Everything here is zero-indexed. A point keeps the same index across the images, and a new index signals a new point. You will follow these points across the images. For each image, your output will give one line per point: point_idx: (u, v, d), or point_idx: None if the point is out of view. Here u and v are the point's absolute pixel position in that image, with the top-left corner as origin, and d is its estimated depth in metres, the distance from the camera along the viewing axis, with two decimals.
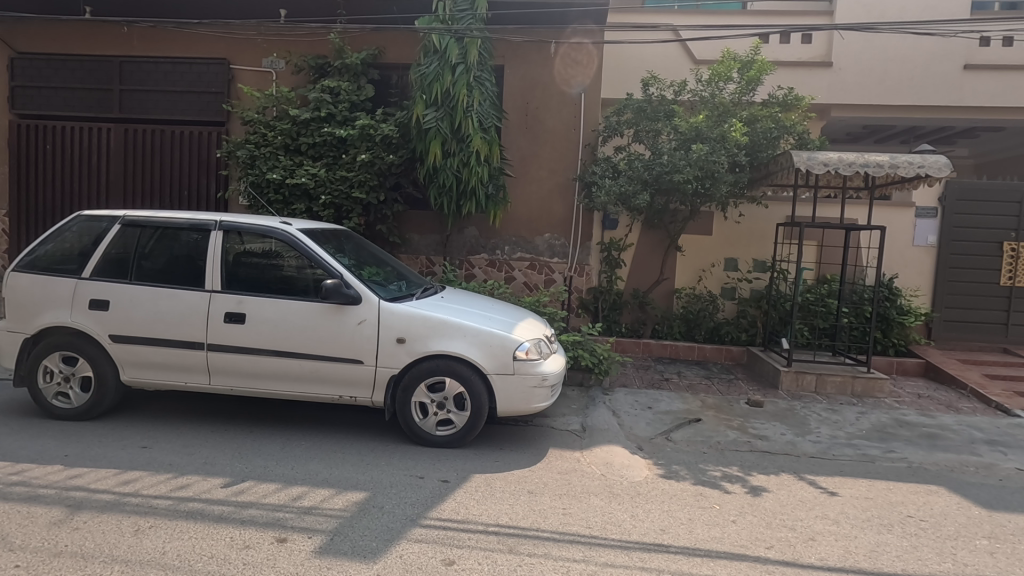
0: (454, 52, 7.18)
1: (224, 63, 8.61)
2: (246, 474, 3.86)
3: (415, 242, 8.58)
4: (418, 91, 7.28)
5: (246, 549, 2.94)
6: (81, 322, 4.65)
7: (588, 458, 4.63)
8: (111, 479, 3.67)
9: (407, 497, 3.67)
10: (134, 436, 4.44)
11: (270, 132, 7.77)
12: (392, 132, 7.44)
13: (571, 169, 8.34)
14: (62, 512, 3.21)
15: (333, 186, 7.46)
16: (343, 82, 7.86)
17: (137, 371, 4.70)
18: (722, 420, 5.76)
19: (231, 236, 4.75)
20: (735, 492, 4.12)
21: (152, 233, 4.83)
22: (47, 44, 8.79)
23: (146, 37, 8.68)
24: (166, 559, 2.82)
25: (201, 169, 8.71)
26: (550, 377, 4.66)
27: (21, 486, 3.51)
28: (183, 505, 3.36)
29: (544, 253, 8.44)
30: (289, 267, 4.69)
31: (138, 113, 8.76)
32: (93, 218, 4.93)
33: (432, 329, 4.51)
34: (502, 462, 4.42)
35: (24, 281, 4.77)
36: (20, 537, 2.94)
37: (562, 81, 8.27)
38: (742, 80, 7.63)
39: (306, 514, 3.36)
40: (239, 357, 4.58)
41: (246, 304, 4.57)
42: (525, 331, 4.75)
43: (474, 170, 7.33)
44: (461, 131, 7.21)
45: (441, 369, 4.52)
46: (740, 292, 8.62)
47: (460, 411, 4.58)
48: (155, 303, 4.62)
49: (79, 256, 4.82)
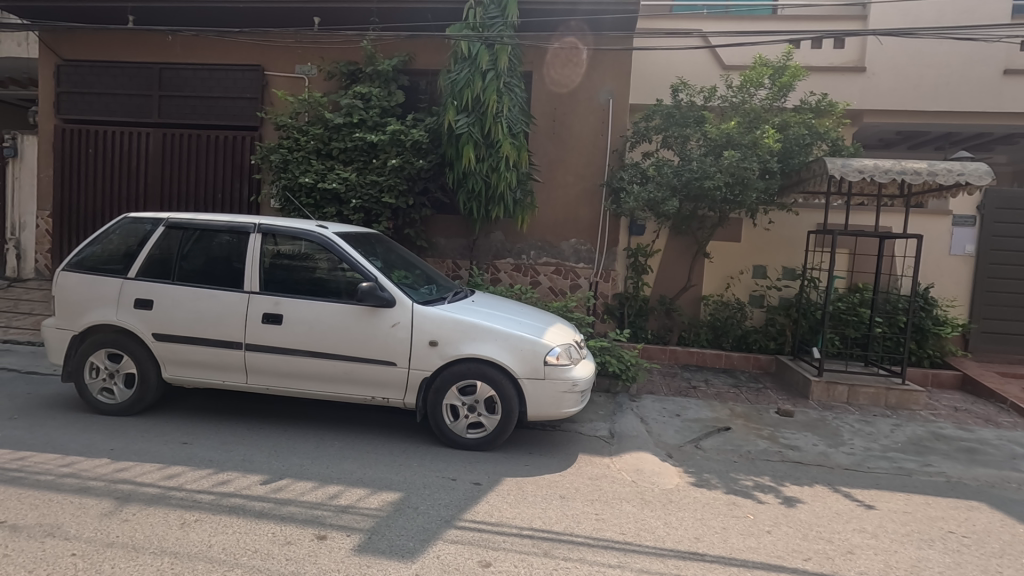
0: (484, 59, 7.22)
1: (259, 70, 8.82)
2: (282, 472, 3.94)
3: (442, 246, 8.68)
4: (448, 97, 7.35)
5: (287, 545, 3.01)
6: (126, 320, 4.81)
7: (618, 464, 4.63)
8: (156, 473, 3.78)
9: (441, 498, 3.71)
10: (174, 432, 4.57)
11: (303, 137, 7.90)
12: (422, 138, 7.55)
13: (598, 175, 8.34)
14: (112, 504, 3.32)
15: (363, 190, 7.54)
16: (374, 88, 7.98)
17: (178, 370, 4.84)
18: (752, 429, 5.70)
19: (269, 239, 4.88)
20: (769, 502, 4.07)
21: (192, 235, 4.97)
22: (90, 51, 9.12)
23: (183, 44, 8.95)
24: (212, 552, 2.90)
25: (235, 173, 8.93)
26: (580, 383, 4.67)
27: (72, 477, 3.64)
28: (225, 501, 3.46)
29: (569, 258, 8.46)
30: (324, 269, 4.79)
31: (176, 118, 9.02)
32: (138, 220, 5.10)
33: (464, 333, 4.56)
34: (532, 466, 4.43)
35: (72, 280, 4.95)
36: (73, 527, 3.04)
37: (590, 87, 8.30)
38: (773, 86, 7.56)
39: (343, 512, 3.42)
40: (276, 358, 4.68)
41: (283, 305, 4.68)
42: (556, 336, 4.77)
43: (503, 176, 7.38)
44: (491, 137, 7.26)
45: (472, 372, 4.56)
46: (770, 300, 8.50)
47: (491, 414, 4.61)
48: (196, 303, 4.76)
49: (123, 257, 4.99)
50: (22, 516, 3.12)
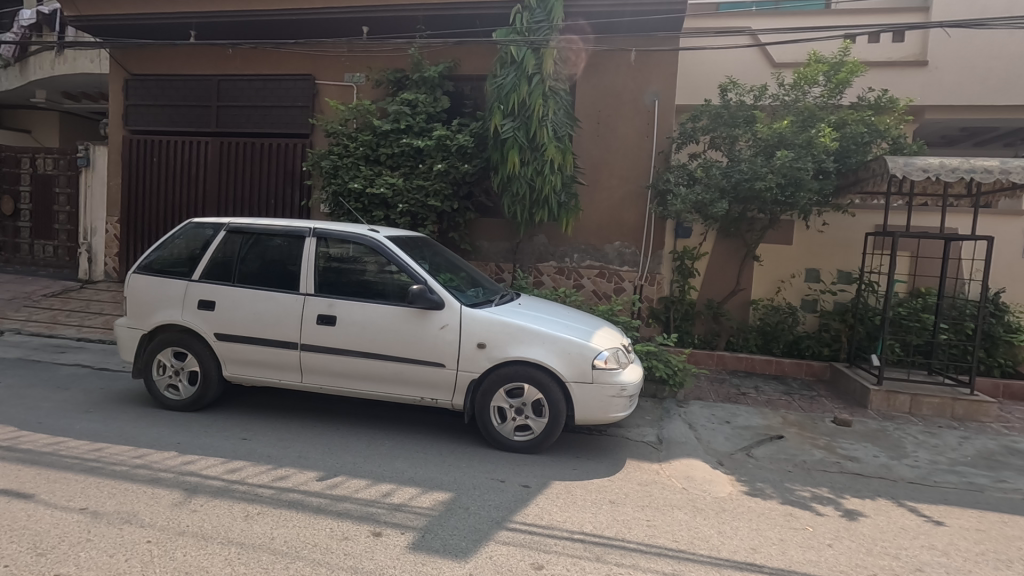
0: (529, 63, 7.22)
1: (310, 79, 9.13)
2: (336, 469, 4.05)
3: (485, 249, 8.76)
4: (495, 101, 7.41)
5: (345, 540, 3.10)
6: (190, 320, 5.05)
7: (667, 470, 4.56)
8: (220, 467, 3.95)
9: (491, 500, 3.74)
10: (234, 428, 4.76)
11: (352, 143, 8.08)
12: (467, 142, 7.63)
13: (644, 177, 8.24)
14: (181, 495, 3.49)
15: (410, 195, 7.64)
16: (420, 94, 8.10)
17: (237, 368, 5.05)
18: (807, 438, 5.50)
19: (322, 243, 5.03)
20: (828, 514, 3.92)
21: (250, 239, 5.18)
22: (156, 66, 9.68)
23: (241, 57, 9.38)
24: (275, 544, 3.01)
25: (288, 179, 9.24)
26: (629, 388, 4.63)
27: (144, 468, 3.85)
28: (285, 496, 3.58)
29: (613, 261, 8.39)
30: (374, 272, 4.91)
31: (233, 127, 9.44)
32: (200, 225, 5.34)
33: (512, 335, 4.59)
34: (580, 470, 4.41)
35: (140, 282, 5.23)
36: (148, 515, 3.21)
37: (635, 89, 8.22)
38: (829, 83, 7.31)
39: (397, 510, 3.49)
40: (329, 358, 4.82)
41: (336, 307, 4.81)
42: (604, 340, 4.75)
43: (548, 179, 7.39)
44: (537, 140, 7.27)
45: (520, 374, 4.58)
46: (823, 305, 8.22)
47: (538, 417, 4.61)
48: (254, 304, 4.95)
49: (187, 260, 5.24)
50: (102, 503, 3.32)
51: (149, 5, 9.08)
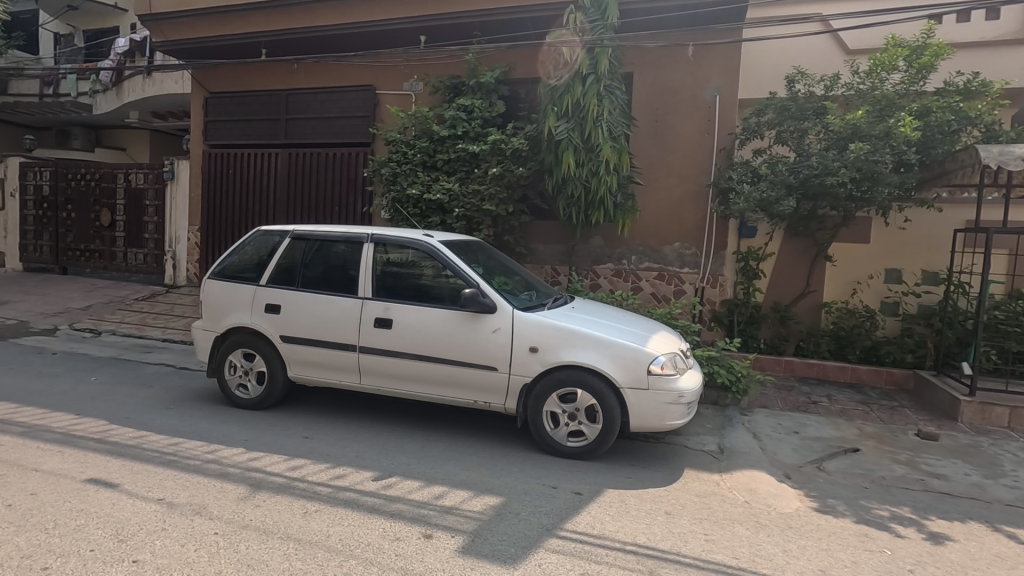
0: (583, 63, 7.13)
1: (371, 89, 9.44)
2: (391, 470, 4.14)
3: (540, 252, 8.74)
4: (549, 103, 7.36)
5: (397, 541, 3.15)
6: (258, 323, 5.32)
7: (728, 482, 4.34)
8: (282, 464, 4.14)
9: (542, 506, 3.70)
10: (297, 427, 4.97)
11: (410, 150, 8.24)
12: (521, 145, 7.62)
13: (705, 176, 7.94)
14: (246, 490, 3.68)
15: (466, 199, 7.73)
16: (475, 100, 8.19)
17: (300, 369, 5.27)
18: (885, 452, 5.09)
19: (379, 248, 5.18)
20: (910, 537, 3.60)
21: (313, 245, 5.41)
22: (231, 84, 10.34)
23: (306, 71, 9.85)
24: (330, 541, 3.11)
25: (350, 186, 9.58)
26: (687, 395, 4.47)
27: (214, 463, 4.09)
28: (341, 494, 3.69)
29: (673, 263, 8.14)
30: (428, 276, 4.99)
31: (300, 138, 9.93)
32: (267, 232, 5.63)
33: (565, 340, 4.53)
34: (634, 478, 4.28)
35: (214, 286, 5.56)
36: (216, 508, 3.40)
37: (695, 84, 7.95)
38: (909, 68, 6.78)
39: (448, 513, 3.52)
40: (385, 360, 4.94)
41: (392, 311, 4.92)
42: (660, 345, 4.61)
43: (603, 180, 7.27)
44: (592, 141, 7.16)
45: (572, 379, 4.51)
46: (906, 308, 7.61)
47: (592, 423, 4.52)
48: (316, 307, 5.15)
49: (256, 266, 5.53)
50: (176, 495, 3.55)
51: (226, 27, 9.72)
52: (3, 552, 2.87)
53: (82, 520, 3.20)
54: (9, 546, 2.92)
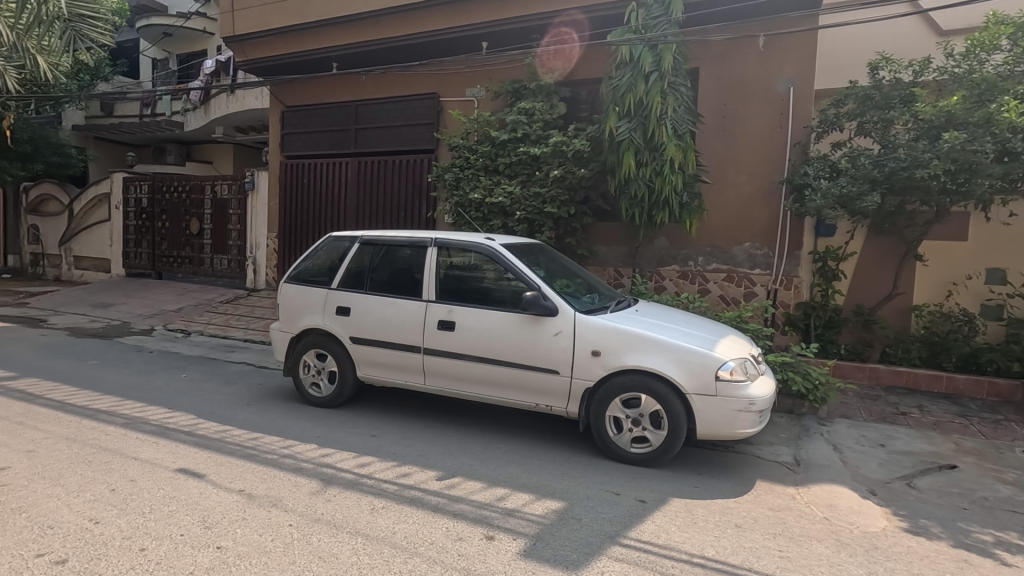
0: (646, 61, 6.97)
1: (435, 97, 9.67)
2: (454, 470, 4.20)
3: (603, 254, 8.62)
4: (610, 103, 7.26)
5: (460, 541, 3.19)
6: (330, 325, 5.56)
7: (805, 496, 4.10)
8: (352, 461, 4.30)
9: (605, 513, 3.63)
10: (365, 425, 5.16)
11: (472, 155, 8.33)
12: (583, 147, 7.54)
13: (778, 173, 7.56)
14: (318, 484, 3.85)
15: (527, 203, 7.75)
16: (537, 102, 8.20)
17: (368, 370, 5.46)
18: (988, 470, 4.63)
19: (443, 252, 5.29)
20: (1017, 566, 3.25)
21: (380, 250, 5.60)
22: (306, 97, 10.91)
23: (374, 82, 10.24)
24: (396, 538, 3.19)
25: (415, 192, 9.85)
26: (758, 402, 4.27)
27: (290, 458, 4.31)
28: (406, 492, 3.79)
29: (743, 264, 7.81)
30: (490, 279, 5.05)
31: (368, 147, 10.33)
32: (338, 238, 5.88)
33: (628, 343, 4.44)
34: (702, 488, 4.12)
35: (289, 290, 5.86)
36: (291, 501, 3.59)
37: (766, 76, 7.59)
38: (1013, 48, 6.13)
39: (509, 515, 3.53)
40: (449, 361, 5.02)
41: (455, 313, 5.01)
42: (729, 349, 4.43)
43: (668, 179, 7.08)
44: (655, 140, 6.99)
45: (636, 384, 4.40)
46: (1011, 312, 6.91)
47: (657, 429, 4.39)
48: (383, 310, 5.32)
49: (327, 270, 5.78)
50: (255, 487, 3.77)
51: (301, 44, 10.28)
52: (108, 532, 3.15)
53: (174, 506, 3.47)
54: (112, 527, 3.21)
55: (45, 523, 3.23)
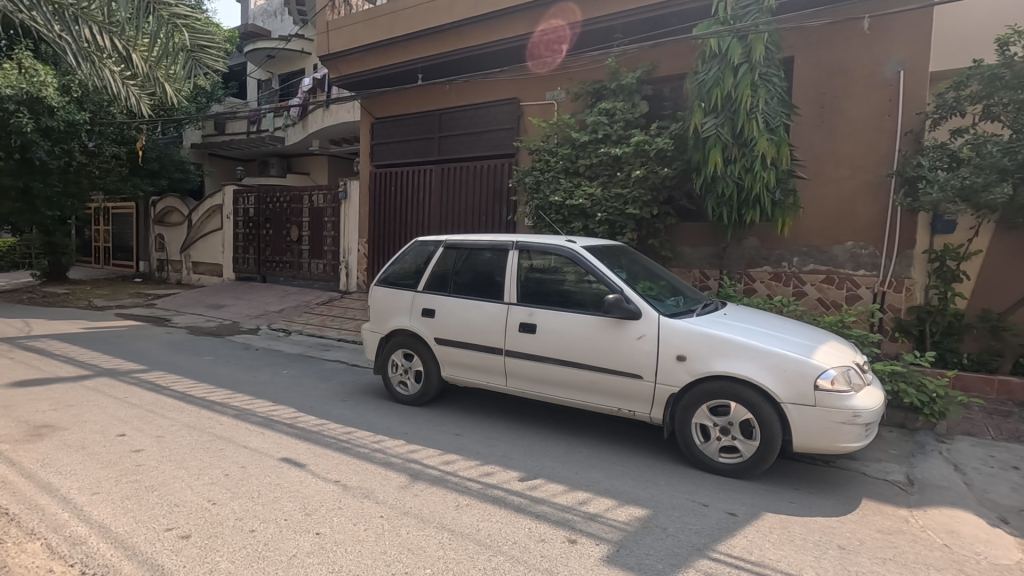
0: (735, 53, 6.66)
1: (515, 102, 9.82)
2: (535, 472, 4.23)
3: (687, 255, 8.32)
4: (696, 99, 7.01)
5: (542, 542, 3.20)
6: (416, 326, 5.78)
7: (921, 520, 3.72)
8: (437, 458, 4.45)
9: (692, 523, 3.50)
10: (449, 424, 5.31)
11: (553, 158, 8.33)
12: (667, 145, 7.33)
13: (887, 164, 6.92)
14: (406, 479, 4.01)
15: (608, 204, 7.62)
16: (618, 102, 8.07)
17: (452, 370, 5.61)
18: None
19: (524, 255, 5.35)
20: None
21: (463, 254, 5.76)
22: (393, 109, 11.44)
23: (457, 91, 10.56)
24: (480, 535, 3.26)
25: (496, 196, 10.01)
26: (864, 415, 3.94)
27: (380, 453, 4.53)
28: (490, 491, 3.86)
29: (845, 265, 7.24)
30: (570, 281, 5.03)
31: (452, 154, 10.65)
32: (423, 243, 6.11)
33: (716, 348, 4.25)
34: (799, 504, 3.86)
35: (378, 293, 6.16)
36: (382, 493, 3.77)
37: (871, 60, 7.01)
38: None
39: (592, 520, 3.49)
40: (530, 363, 5.06)
41: (536, 316, 5.04)
42: (830, 357, 4.13)
43: (759, 176, 6.71)
44: (745, 135, 6.66)
45: (724, 391, 4.20)
46: None
47: (748, 439, 4.17)
48: (466, 312, 5.46)
49: (413, 273, 6.02)
50: (349, 478, 4.00)
51: (389, 58, 10.80)
52: (224, 512, 3.47)
53: (278, 492, 3.75)
54: (227, 508, 3.53)
55: (172, 501, 3.61)
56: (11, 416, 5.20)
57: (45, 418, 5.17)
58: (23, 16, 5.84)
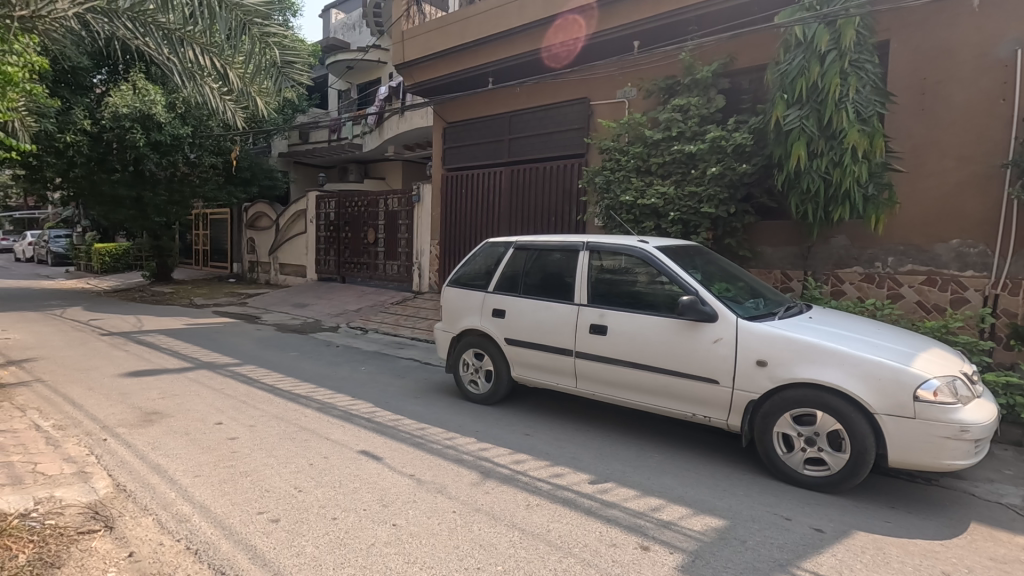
0: (822, 40, 6.26)
1: (585, 101, 9.77)
2: (606, 475, 4.17)
3: (768, 256, 7.93)
4: (778, 91, 6.66)
5: (614, 547, 3.15)
6: (486, 326, 5.87)
7: None
8: (507, 457, 4.49)
9: (774, 538, 3.32)
10: (519, 423, 5.35)
11: (624, 157, 8.17)
12: (745, 140, 7.03)
13: (1001, 154, 6.23)
14: (477, 476, 4.08)
15: (682, 202, 7.39)
16: (692, 98, 7.80)
17: (522, 370, 5.65)
18: None
19: (594, 256, 5.30)
20: None
21: (533, 255, 5.78)
22: (465, 112, 11.68)
23: (527, 92, 10.62)
24: (551, 536, 3.26)
25: (566, 197, 9.97)
26: (973, 430, 3.59)
27: (453, 449, 4.64)
28: (560, 492, 3.85)
29: (949, 265, 6.61)
30: (643, 282, 4.93)
31: (522, 156, 10.72)
32: (494, 244, 6.19)
33: (800, 354, 4.02)
34: (895, 524, 3.57)
35: (450, 293, 6.30)
36: (454, 489, 3.85)
37: (982, 40, 6.36)
38: None
39: (665, 527, 3.40)
40: (600, 365, 5.00)
41: (607, 317, 4.97)
42: (932, 365, 3.79)
43: (849, 170, 6.24)
44: (832, 126, 6.25)
45: (810, 399, 3.96)
46: None
47: (837, 452, 3.90)
48: (536, 313, 5.48)
49: (484, 274, 6.12)
50: (423, 473, 4.12)
51: (461, 63, 11.03)
52: (309, 500, 3.68)
53: (357, 483, 3.93)
54: (311, 496, 3.74)
55: (263, 486, 3.88)
56: (127, 403, 5.78)
57: (155, 406, 5.70)
58: (139, 42, 6.49)
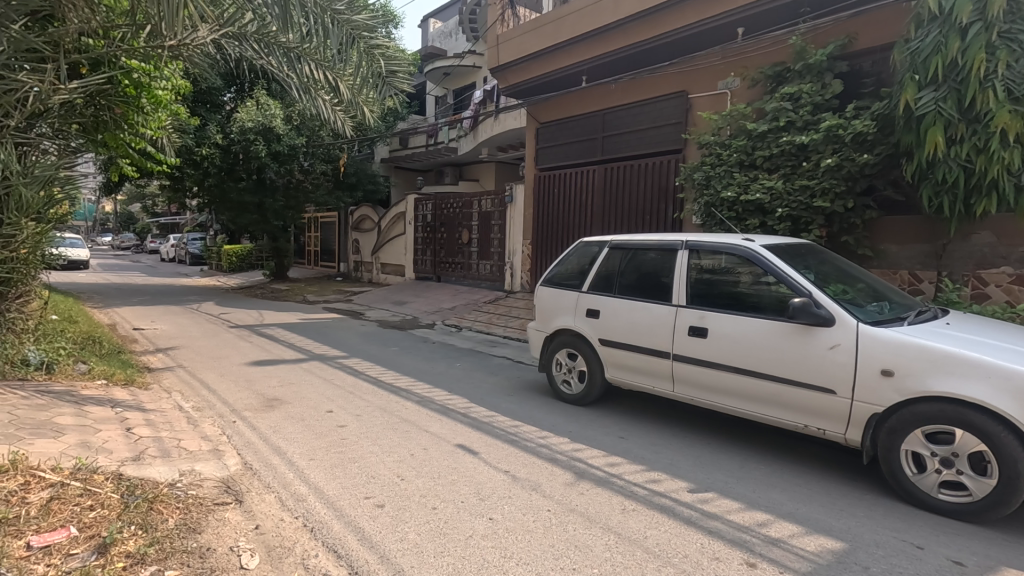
0: (963, 12, 5.50)
1: (683, 95, 9.41)
2: (706, 484, 3.98)
3: (893, 254, 7.18)
4: (907, 72, 6.01)
5: (716, 561, 3.00)
6: (580, 326, 5.82)
7: None
8: (601, 459, 4.43)
9: (903, 567, 3.00)
10: (613, 426, 5.25)
11: (725, 151, 7.74)
12: (867, 128, 6.39)
13: None
14: (571, 477, 4.06)
15: (791, 198, 6.87)
16: (804, 85, 7.24)
17: (616, 372, 5.54)
18: None
19: (694, 255, 5.08)
20: None
21: (628, 254, 5.66)
22: (558, 112, 11.68)
23: (622, 89, 10.41)
24: (648, 543, 3.17)
25: (662, 194, 9.66)
26: None
27: (546, 448, 4.65)
28: (657, 499, 3.73)
29: None
30: (748, 283, 4.65)
31: (615, 153, 10.53)
32: (588, 243, 6.13)
33: (935, 364, 3.59)
34: None
35: (544, 293, 6.32)
36: (548, 488, 3.86)
37: None
38: None
39: (774, 545, 3.19)
40: (700, 369, 4.78)
41: (708, 319, 4.74)
42: None
43: (996, 157, 5.45)
44: (975, 108, 5.54)
45: (947, 415, 3.52)
46: None
47: (982, 476, 3.44)
48: (631, 314, 5.35)
49: (578, 274, 6.08)
50: (517, 470, 4.17)
51: (554, 63, 11.03)
52: (410, 488, 3.86)
53: (454, 475, 4.06)
54: (412, 485, 3.92)
55: (369, 472, 4.12)
56: (251, 390, 6.37)
57: (274, 393, 6.25)
58: (263, 62, 7.06)
